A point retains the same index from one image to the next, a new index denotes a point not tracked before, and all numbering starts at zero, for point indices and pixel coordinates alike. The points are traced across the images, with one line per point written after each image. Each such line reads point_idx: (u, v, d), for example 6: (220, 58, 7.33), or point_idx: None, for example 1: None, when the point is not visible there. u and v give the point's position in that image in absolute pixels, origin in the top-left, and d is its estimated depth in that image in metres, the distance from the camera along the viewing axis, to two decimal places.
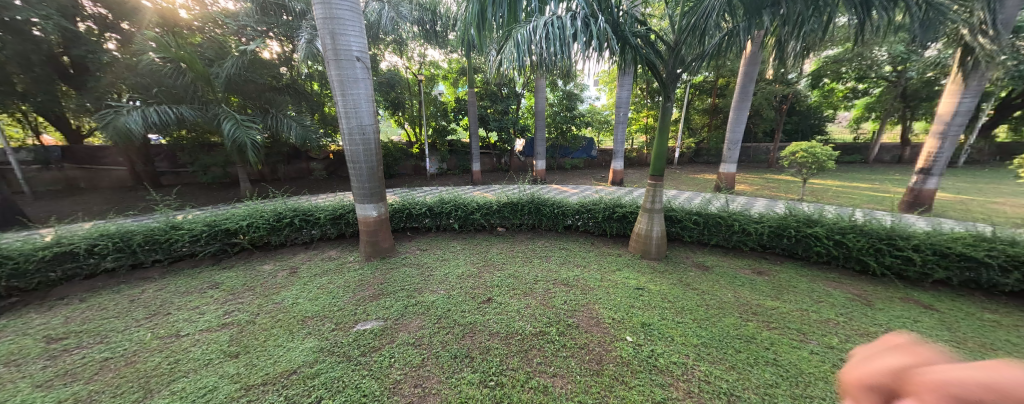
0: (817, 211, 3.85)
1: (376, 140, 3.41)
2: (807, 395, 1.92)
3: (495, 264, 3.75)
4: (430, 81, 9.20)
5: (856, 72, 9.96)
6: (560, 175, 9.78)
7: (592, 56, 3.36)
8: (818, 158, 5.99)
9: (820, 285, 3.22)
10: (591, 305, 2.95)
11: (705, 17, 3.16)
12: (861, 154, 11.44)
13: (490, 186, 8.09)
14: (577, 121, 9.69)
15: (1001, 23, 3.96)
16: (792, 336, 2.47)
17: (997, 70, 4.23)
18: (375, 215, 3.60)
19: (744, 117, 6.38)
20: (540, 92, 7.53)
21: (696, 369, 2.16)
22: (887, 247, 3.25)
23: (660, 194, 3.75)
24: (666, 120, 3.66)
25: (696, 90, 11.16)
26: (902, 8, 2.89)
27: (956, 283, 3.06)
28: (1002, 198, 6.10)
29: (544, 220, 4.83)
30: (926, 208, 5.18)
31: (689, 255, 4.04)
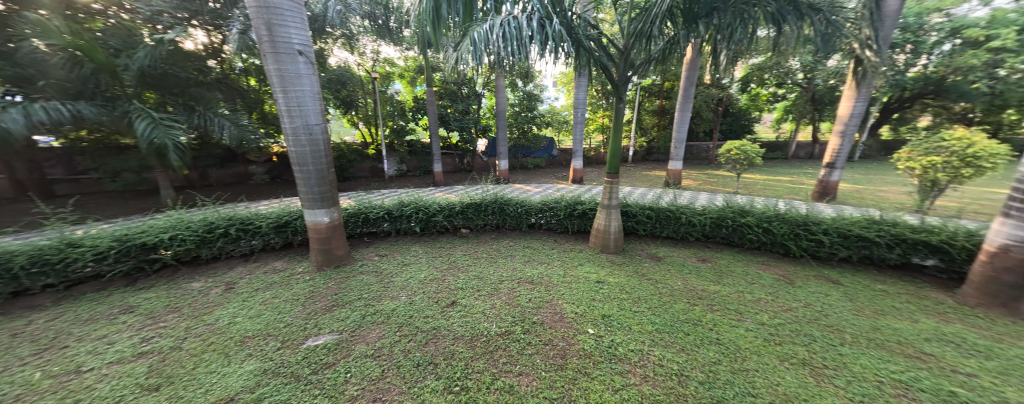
0: (750, 202, 4.29)
1: (325, 140, 3.18)
2: (743, 368, 2.14)
3: (459, 267, 3.69)
4: (386, 79, 8.73)
5: (776, 79, 11.33)
6: (522, 174, 9.90)
7: (549, 57, 3.43)
8: (748, 155, 6.70)
9: (753, 268, 3.61)
10: (555, 300, 3.02)
11: (651, 23, 3.37)
12: (782, 151, 13.00)
13: (452, 187, 7.94)
14: (537, 121, 9.86)
15: (881, 40, 4.72)
16: (731, 316, 2.74)
17: (879, 79, 5.04)
18: (327, 221, 3.36)
19: (687, 118, 6.94)
20: (501, 91, 7.54)
21: (651, 354, 2.30)
22: (805, 232, 3.73)
23: (616, 191, 3.94)
24: (619, 120, 3.85)
25: (646, 92, 11.94)
26: (808, 23, 3.33)
27: (856, 260, 3.60)
28: (886, 186, 7.30)
29: (507, 220, 4.84)
30: (832, 197, 6.04)
31: (644, 247, 4.30)
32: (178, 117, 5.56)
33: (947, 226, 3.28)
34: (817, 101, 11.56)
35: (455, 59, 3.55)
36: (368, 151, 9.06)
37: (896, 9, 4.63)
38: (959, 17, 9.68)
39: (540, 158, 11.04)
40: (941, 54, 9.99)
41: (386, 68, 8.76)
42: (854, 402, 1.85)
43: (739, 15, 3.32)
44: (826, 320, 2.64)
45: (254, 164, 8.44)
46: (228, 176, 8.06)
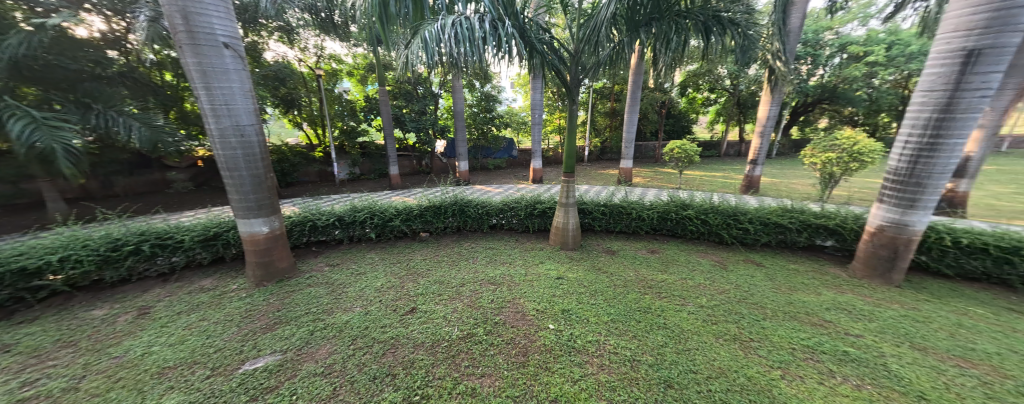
0: (690, 196, 4.71)
1: (260, 143, 2.90)
2: (686, 348, 2.34)
3: (419, 272, 3.58)
4: (333, 78, 8.27)
5: (708, 85, 12.56)
6: (483, 175, 9.87)
7: (504, 59, 3.45)
8: (688, 153, 7.35)
9: (694, 256, 3.97)
10: (517, 299, 3.06)
11: (597, 29, 3.54)
12: (716, 150, 14.45)
13: (411, 190, 7.67)
14: (496, 122, 9.89)
15: (789, 53, 5.43)
16: (675, 301, 2.99)
17: (788, 87, 5.81)
18: (265, 231, 3.06)
19: (635, 119, 7.41)
20: (458, 92, 7.44)
21: (607, 343, 2.42)
22: (735, 221, 4.18)
23: (572, 190, 4.09)
24: (573, 121, 4.00)
25: (598, 95, 12.56)
26: (729, 36, 3.75)
27: (775, 245, 4.12)
28: (797, 180, 8.44)
29: (468, 222, 4.79)
30: (756, 190, 6.85)
31: (599, 242, 4.52)
32: (69, 116, 4.71)
33: (840, 212, 3.90)
34: (742, 105, 13.02)
35: (406, 58, 3.44)
36: (314, 154, 8.46)
37: (798, 27, 5.38)
38: (846, 35, 11.56)
39: (500, 158, 11.12)
40: (834, 66, 11.85)
41: (332, 66, 8.27)
42: (774, 369, 2.12)
43: (674, 27, 3.63)
44: (753, 299, 2.98)
45: (175, 170, 7.43)
46: (140, 184, 6.98)
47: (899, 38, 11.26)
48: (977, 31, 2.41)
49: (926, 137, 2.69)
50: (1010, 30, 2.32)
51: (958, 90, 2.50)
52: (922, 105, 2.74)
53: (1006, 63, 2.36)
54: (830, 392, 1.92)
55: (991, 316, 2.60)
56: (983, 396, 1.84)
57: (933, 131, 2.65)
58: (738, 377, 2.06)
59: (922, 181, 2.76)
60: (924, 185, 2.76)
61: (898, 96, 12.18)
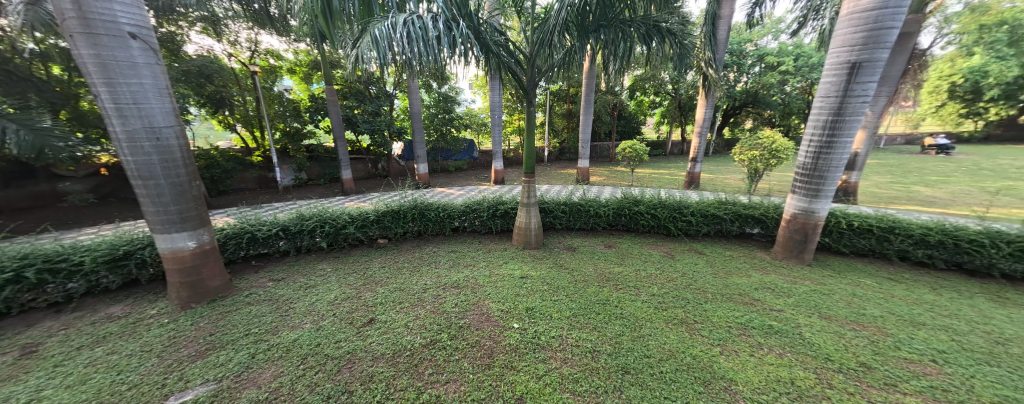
0: (642, 193, 5.05)
1: (181, 147, 2.56)
2: (641, 335, 2.51)
3: (377, 281, 3.41)
4: (272, 75, 7.54)
5: (653, 88, 13.55)
6: (444, 178, 9.68)
7: (460, 60, 3.41)
8: (638, 153, 7.87)
9: (645, 249, 4.27)
10: (482, 301, 3.05)
11: (550, 33, 3.64)
12: (662, 149, 15.63)
13: (367, 195, 7.27)
14: (456, 124, 9.74)
15: (719, 61, 6.03)
16: (630, 292, 3.19)
17: (719, 92, 6.45)
18: (192, 247, 2.72)
19: (590, 121, 7.74)
20: (415, 92, 7.22)
21: (569, 337, 2.50)
22: (680, 214, 4.57)
23: (533, 190, 4.16)
24: (532, 123, 4.07)
25: (555, 97, 12.94)
26: (668, 44, 4.08)
27: (713, 234, 4.57)
28: (730, 175, 9.44)
29: (429, 226, 4.65)
30: (698, 186, 7.53)
31: (560, 240, 4.66)
32: None
33: (764, 203, 4.43)
34: (683, 108, 14.24)
35: (354, 56, 3.26)
36: (251, 158, 7.76)
37: (725, 38, 6.01)
38: (763, 47, 13.22)
39: (461, 160, 11.02)
40: (755, 74, 13.47)
41: (270, 62, 7.56)
42: (714, 346, 2.36)
43: (620, 34, 3.87)
44: (697, 285, 3.27)
45: (70, 180, 6.30)
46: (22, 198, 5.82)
47: (803, 51, 13.16)
48: (858, 47, 2.88)
49: (824, 136, 3.16)
50: (880, 47, 2.81)
51: (847, 96, 2.98)
52: (821, 109, 3.22)
53: (878, 74, 2.86)
54: (758, 362, 2.17)
55: (877, 285, 3.13)
56: (872, 352, 2.22)
57: (830, 131, 3.12)
58: (685, 356, 2.25)
59: (824, 174, 3.24)
60: (825, 177, 3.24)
61: (805, 101, 14.21)
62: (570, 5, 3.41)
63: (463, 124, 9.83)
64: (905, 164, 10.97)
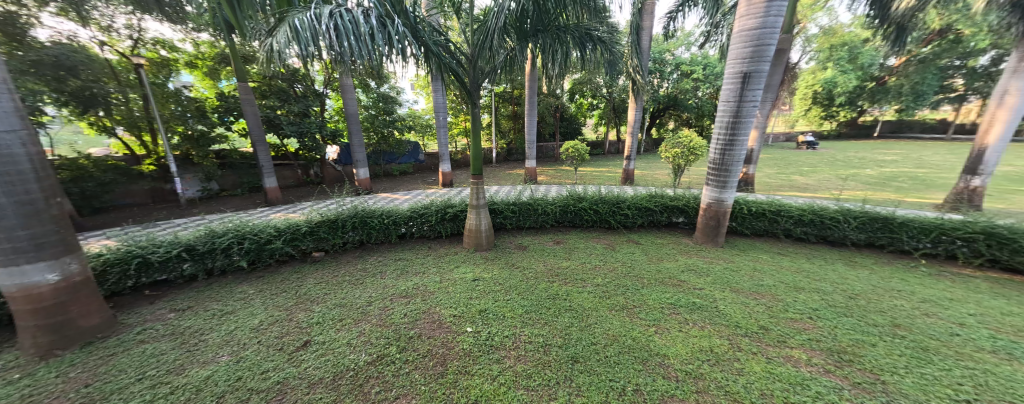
0: (585, 190, 5.35)
1: (29, 156, 2.05)
2: (588, 324, 2.65)
3: (312, 298, 3.09)
4: (165, 69, 6.42)
5: (590, 92, 14.45)
6: (388, 182, 9.16)
7: (398, 59, 3.24)
8: (579, 152, 8.31)
9: (590, 242, 4.54)
10: (433, 308, 2.95)
11: (490, 35, 3.64)
12: (601, 148, 16.73)
13: (298, 204, 6.54)
14: (398, 125, 9.28)
15: (644, 68, 6.65)
16: (577, 284, 3.37)
17: (646, 95, 7.10)
18: (54, 281, 2.17)
19: (534, 122, 7.96)
20: (349, 92, 6.71)
21: (522, 335, 2.55)
22: (618, 208, 4.95)
23: (482, 191, 4.15)
24: (478, 125, 4.03)
25: (500, 99, 13.07)
26: (599, 51, 4.44)
27: (647, 225, 5.04)
28: (659, 170, 10.49)
29: (372, 234, 4.35)
30: (633, 182, 8.25)
31: (511, 240, 4.72)
32: None
33: (687, 194, 5.01)
34: (617, 110, 15.43)
35: (271, 47, 2.92)
36: (142, 167, 6.50)
37: (647, 47, 6.64)
38: (679, 57, 15.00)
39: (406, 164, 10.57)
40: (673, 80, 15.18)
41: (161, 54, 6.44)
42: (650, 326, 2.60)
43: (557, 39, 4.07)
44: (634, 272, 3.58)
45: None
46: None
47: (710, 62, 15.23)
48: (747, 59, 3.41)
49: (726, 136, 3.70)
50: (762, 60, 3.36)
51: (741, 101, 3.51)
52: (723, 112, 3.74)
53: (762, 83, 3.43)
54: (685, 336, 2.46)
55: (771, 260, 3.75)
56: (769, 316, 2.65)
57: (730, 131, 3.66)
58: (626, 339, 2.44)
59: (728, 168, 3.78)
60: (730, 170, 3.79)
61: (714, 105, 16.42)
62: (508, 8, 3.49)
63: (406, 126, 9.44)
64: (789, 158, 13.31)
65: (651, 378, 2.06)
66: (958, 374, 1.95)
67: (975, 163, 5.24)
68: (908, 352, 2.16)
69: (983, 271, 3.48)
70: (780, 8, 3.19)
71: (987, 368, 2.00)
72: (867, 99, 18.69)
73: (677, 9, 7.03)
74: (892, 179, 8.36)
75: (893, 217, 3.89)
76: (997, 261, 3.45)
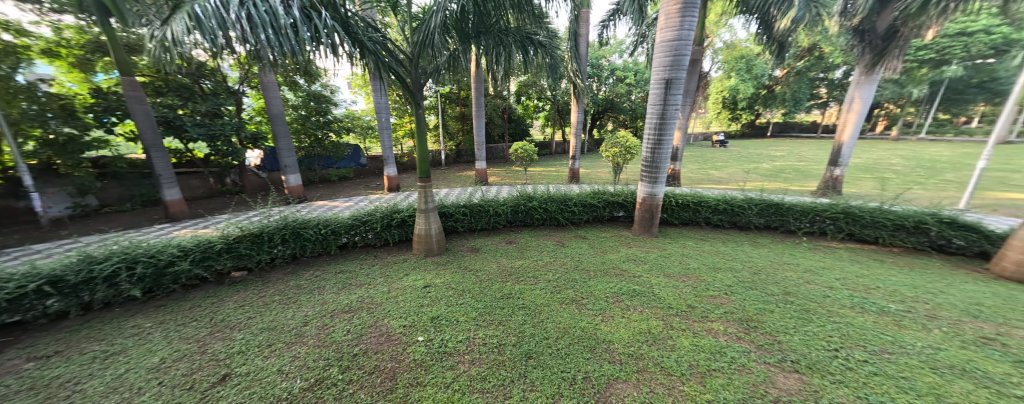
0: (534, 189, 5.49)
1: None
2: (542, 320, 2.71)
3: (233, 325, 2.70)
4: (11, 57, 4.85)
5: (536, 94, 14.95)
6: (325, 189, 8.43)
7: (327, 54, 2.94)
8: (528, 152, 8.50)
9: (540, 240, 4.67)
10: (381, 320, 2.78)
11: (431, 33, 3.48)
12: (548, 149, 17.34)
13: (213, 218, 5.68)
14: (334, 127, 8.57)
15: (583, 72, 7.06)
16: (530, 282, 3.44)
17: (586, 98, 7.50)
18: None
19: (482, 123, 7.95)
20: (271, 90, 6.03)
21: (476, 338, 2.52)
22: (566, 206, 5.17)
23: (431, 194, 4.03)
24: (423, 126, 3.86)
25: (447, 100, 12.82)
26: (538, 54, 4.64)
27: (592, 220, 5.35)
28: (601, 169, 11.22)
29: (306, 247, 3.95)
30: (578, 180, 8.70)
31: (463, 243, 4.64)
32: None
33: (625, 190, 5.43)
34: (561, 112, 16.14)
35: (165, 37, 2.49)
36: None
37: (585, 52, 7.05)
38: (613, 63, 16.29)
39: (345, 168, 9.81)
40: (610, 85, 16.42)
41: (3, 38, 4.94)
42: (597, 315, 2.76)
43: (499, 41, 4.11)
44: (582, 266, 3.77)
45: None
46: None
47: (640, 68, 16.78)
48: (668, 67, 3.81)
49: (655, 135, 4.08)
50: (680, 69, 3.77)
51: (666, 105, 3.91)
52: (651, 114, 4.13)
53: (681, 89, 3.86)
54: (627, 321, 2.65)
55: (694, 245, 4.24)
56: (694, 295, 2.98)
57: (657, 131, 4.06)
58: (576, 331, 2.55)
59: (658, 164, 4.18)
60: (659, 167, 4.20)
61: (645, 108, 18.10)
62: (447, 8, 3.43)
63: (343, 127, 8.77)
64: (707, 155, 15.18)
65: (598, 364, 2.17)
66: (830, 328, 2.40)
67: (836, 156, 6.49)
68: (796, 314, 2.60)
69: (844, 243, 4.34)
70: (692, 24, 3.62)
71: (848, 320, 2.50)
72: (762, 104, 22.18)
73: (609, 19, 7.59)
74: (782, 171, 10.03)
75: (786, 203, 4.63)
76: (853, 234, 4.33)
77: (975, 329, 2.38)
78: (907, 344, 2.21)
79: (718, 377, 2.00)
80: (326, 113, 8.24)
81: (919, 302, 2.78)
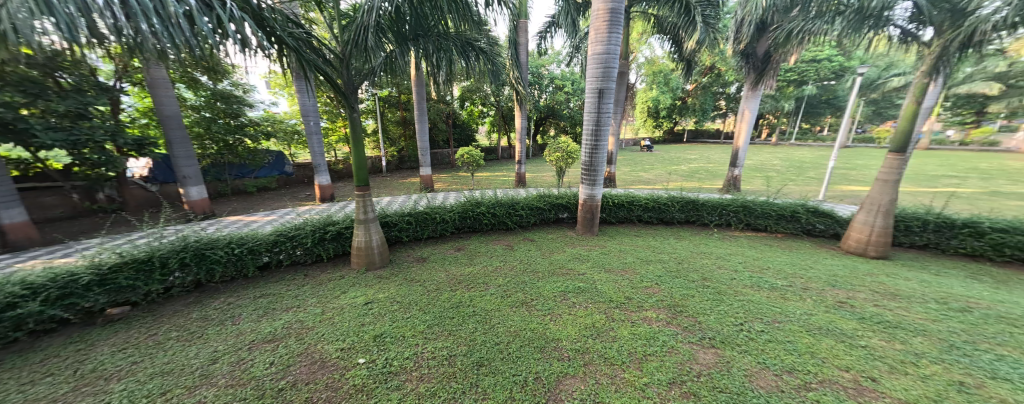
0: (482, 195, 5.47)
1: None
2: (493, 326, 2.69)
3: (112, 375, 2.18)
4: None
5: (480, 100, 15.04)
6: (240, 202, 7.37)
7: (234, 49, 2.53)
8: (474, 158, 8.47)
9: (489, 245, 4.67)
10: (314, 346, 2.49)
11: (363, 33, 3.21)
12: (494, 154, 17.51)
13: (82, 243, 4.55)
14: (249, 131, 7.56)
15: (524, 80, 7.30)
16: (481, 288, 3.40)
17: (529, 105, 7.75)
18: None
19: (426, 129, 7.71)
20: (162, 87, 5.08)
21: (425, 352, 2.39)
22: (514, 210, 5.25)
23: (370, 204, 3.75)
24: (358, 131, 3.57)
25: (386, 103, 12.18)
26: (480, 59, 4.67)
27: (539, 222, 5.51)
28: (546, 173, 11.66)
29: (217, 270, 3.37)
30: (525, 184, 8.92)
31: (408, 253, 4.41)
32: None
33: (569, 193, 5.71)
34: (505, 118, 16.45)
35: None
36: None
37: (525, 60, 7.29)
38: (552, 73, 17.21)
39: (267, 178, 8.69)
40: (549, 93, 17.28)
41: None
42: (545, 316, 2.83)
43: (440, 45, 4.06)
44: (531, 268, 3.84)
45: None
46: None
47: (576, 78, 18.00)
48: (600, 78, 4.12)
49: (592, 141, 4.37)
50: (609, 80, 4.11)
51: (600, 113, 4.23)
52: (587, 121, 4.42)
53: (612, 98, 4.21)
54: (573, 318, 2.77)
55: (629, 241, 4.63)
56: (631, 287, 3.24)
57: (594, 137, 4.35)
58: (526, 333, 2.58)
59: (595, 168, 4.49)
60: (596, 170, 4.50)
61: None
62: (382, 7, 3.19)
63: (262, 132, 7.81)
64: (638, 158, 16.81)
65: (548, 363, 2.22)
66: (736, 306, 2.81)
67: (735, 158, 7.68)
68: (711, 296, 2.99)
69: (744, 232, 5.13)
70: (617, 40, 3.98)
71: (749, 298, 2.95)
72: (680, 113, 25.38)
73: (546, 31, 7.99)
74: (697, 172, 11.55)
75: (702, 200, 5.31)
76: (749, 224, 5.15)
77: (834, 296, 2.99)
78: (790, 312, 2.69)
79: (652, 360, 2.19)
80: (238, 116, 7.21)
81: (797, 277, 3.41)
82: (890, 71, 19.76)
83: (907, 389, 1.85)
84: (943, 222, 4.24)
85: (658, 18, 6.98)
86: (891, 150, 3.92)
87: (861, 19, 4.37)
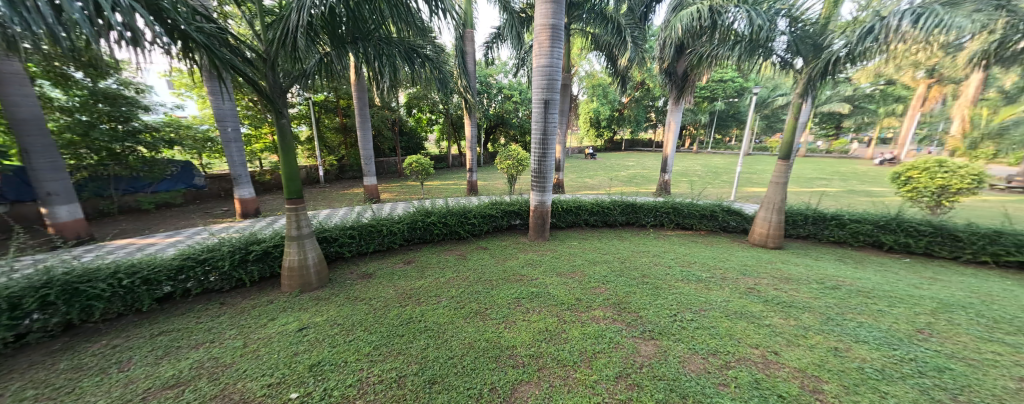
0: (432, 204, 5.30)
1: None
2: (445, 341, 2.58)
3: None
4: None
5: (428, 108, 14.67)
6: (134, 222, 6.17)
7: (119, 40, 2.12)
8: (423, 166, 8.18)
9: (440, 256, 4.53)
10: (232, 386, 2.14)
11: (291, 33, 2.91)
12: (444, 162, 17.14)
13: None
14: (146, 138, 6.43)
15: (473, 89, 7.30)
16: (433, 301, 3.27)
17: (478, 113, 7.75)
18: None
19: (369, 136, 7.25)
20: (13, 84, 4.06)
21: (371, 376, 2.21)
22: (466, 218, 5.17)
23: (304, 218, 3.41)
24: (287, 138, 3.22)
25: (323, 108, 11.24)
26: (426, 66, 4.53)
27: (491, 230, 5.50)
28: (497, 181, 11.72)
29: (98, 307, 2.75)
30: (476, 192, 8.86)
31: (351, 270, 4.06)
32: None
33: (519, 199, 5.82)
34: (455, 126, 16.24)
35: None
36: None
37: (472, 69, 7.31)
38: (500, 82, 17.48)
39: (171, 192, 7.41)
40: (498, 102, 17.51)
41: None
42: (499, 323, 2.81)
43: (384, 50, 3.84)
44: (484, 277, 3.79)
45: None
46: None
47: (524, 89, 18.56)
48: (545, 89, 4.30)
49: (540, 149, 4.52)
50: (554, 91, 4.32)
51: (547, 123, 4.40)
52: (535, 130, 4.57)
53: (557, 109, 4.41)
54: (526, 323, 2.79)
55: (576, 244, 4.85)
56: (580, 288, 3.39)
57: (542, 145, 4.51)
58: (481, 344, 2.53)
59: (545, 175, 4.64)
60: (545, 177, 4.65)
61: None
62: (315, 8, 2.93)
63: (163, 139, 6.68)
64: (583, 166, 17.81)
65: (503, 372, 2.20)
66: (670, 298, 3.10)
67: (665, 165, 8.53)
68: (650, 291, 3.26)
69: (674, 231, 5.71)
70: (558, 54, 4.20)
71: (680, 290, 3.27)
72: (619, 123, 27.52)
73: (493, 41, 8.11)
74: (635, 177, 12.59)
75: (639, 203, 5.78)
76: (678, 223, 5.75)
77: (746, 283, 3.45)
78: (713, 300, 3.04)
79: (601, 357, 2.30)
80: (129, 119, 6.07)
81: (718, 269, 3.87)
82: (777, 92, 23.88)
83: (800, 357, 2.20)
84: (818, 216, 5.19)
85: (594, 36, 7.55)
86: (780, 157, 4.67)
87: (753, 47, 5.22)
